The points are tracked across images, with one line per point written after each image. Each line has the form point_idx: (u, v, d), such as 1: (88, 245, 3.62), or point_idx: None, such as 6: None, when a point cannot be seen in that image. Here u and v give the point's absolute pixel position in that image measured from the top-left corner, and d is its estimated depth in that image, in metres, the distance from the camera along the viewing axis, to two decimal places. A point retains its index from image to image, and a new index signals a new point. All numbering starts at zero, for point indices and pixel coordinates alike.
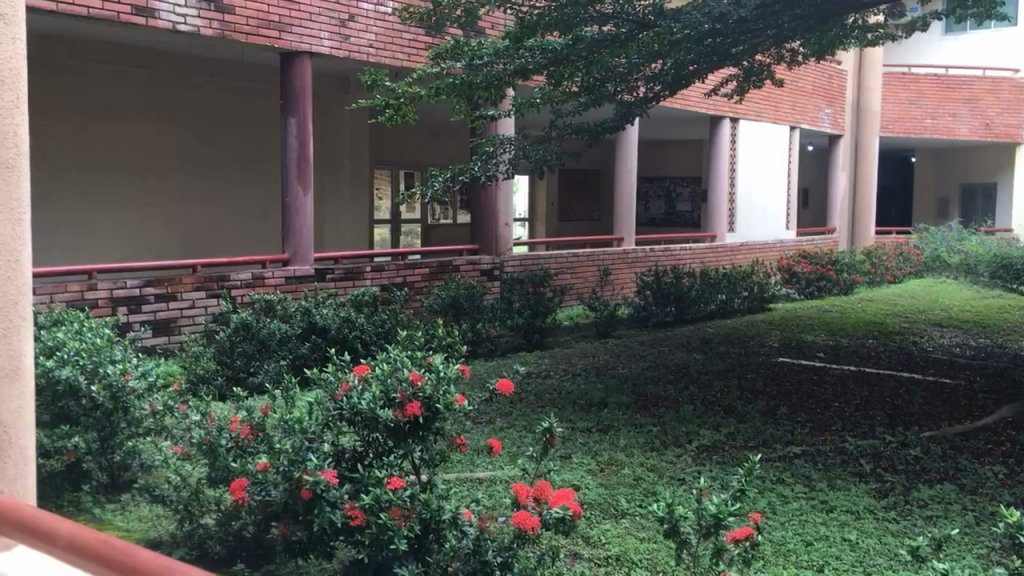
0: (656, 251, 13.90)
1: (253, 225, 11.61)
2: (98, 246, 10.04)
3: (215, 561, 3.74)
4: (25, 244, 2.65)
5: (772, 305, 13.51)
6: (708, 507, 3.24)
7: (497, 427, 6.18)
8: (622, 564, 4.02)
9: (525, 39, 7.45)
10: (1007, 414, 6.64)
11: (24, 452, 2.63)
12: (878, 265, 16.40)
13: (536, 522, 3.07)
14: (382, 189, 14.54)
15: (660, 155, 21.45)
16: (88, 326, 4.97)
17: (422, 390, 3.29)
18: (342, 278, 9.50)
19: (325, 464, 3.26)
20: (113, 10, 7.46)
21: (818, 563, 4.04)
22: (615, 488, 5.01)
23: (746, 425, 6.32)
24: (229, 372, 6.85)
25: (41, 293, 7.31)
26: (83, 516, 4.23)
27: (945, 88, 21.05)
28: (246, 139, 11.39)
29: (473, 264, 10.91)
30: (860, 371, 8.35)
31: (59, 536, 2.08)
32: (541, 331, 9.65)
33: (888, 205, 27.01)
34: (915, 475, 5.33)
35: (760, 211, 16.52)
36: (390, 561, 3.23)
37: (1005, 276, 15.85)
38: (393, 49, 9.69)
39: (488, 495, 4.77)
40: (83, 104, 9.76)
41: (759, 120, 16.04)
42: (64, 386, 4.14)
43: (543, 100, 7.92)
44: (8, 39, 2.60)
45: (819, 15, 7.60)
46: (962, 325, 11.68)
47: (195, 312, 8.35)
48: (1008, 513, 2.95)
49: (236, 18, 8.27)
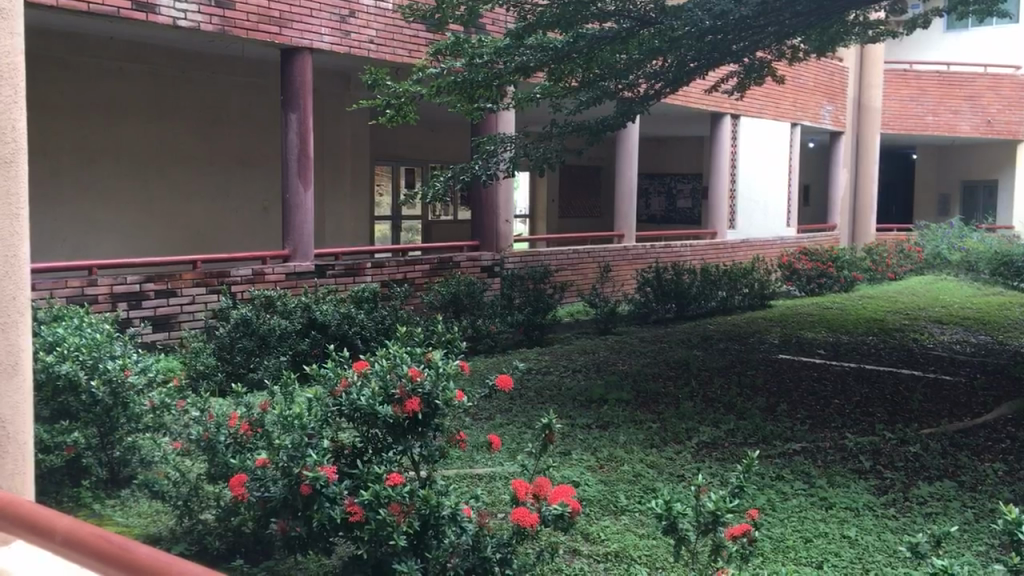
0: (656, 248, 13.90)
1: (254, 220, 11.59)
2: (99, 241, 10.03)
3: (214, 557, 3.75)
4: (23, 239, 2.65)
5: (772, 301, 13.50)
6: (706, 504, 3.24)
7: (497, 423, 6.19)
8: (622, 561, 4.02)
9: (526, 37, 7.40)
10: (1008, 412, 6.65)
11: (23, 446, 2.62)
12: (878, 262, 16.39)
13: (535, 518, 3.07)
14: (382, 185, 14.57)
15: (660, 152, 21.47)
16: (88, 322, 4.97)
17: (421, 386, 3.30)
18: (343, 275, 9.47)
19: (325, 459, 3.27)
20: (113, 6, 7.46)
21: (818, 560, 4.05)
22: (615, 484, 5.01)
23: (746, 422, 6.31)
24: (229, 368, 6.85)
25: (42, 288, 7.32)
26: (84, 511, 4.25)
27: (947, 86, 21.00)
28: (247, 135, 11.39)
29: (474, 260, 10.90)
30: (858, 369, 8.31)
31: (57, 531, 2.08)
32: (541, 327, 9.64)
33: (889, 201, 26.94)
34: (915, 472, 5.34)
35: (761, 208, 16.52)
36: (390, 557, 3.21)
37: (1005, 274, 15.88)
38: (393, 46, 9.67)
39: (488, 491, 4.78)
40: (83, 100, 9.76)
41: (760, 117, 16.03)
42: (65, 380, 4.17)
43: (542, 96, 7.83)
44: (7, 33, 2.61)
45: (820, 11, 7.57)
46: (962, 321, 11.67)
47: (195, 307, 8.34)
48: (1009, 509, 2.92)
49: (236, 14, 8.25)
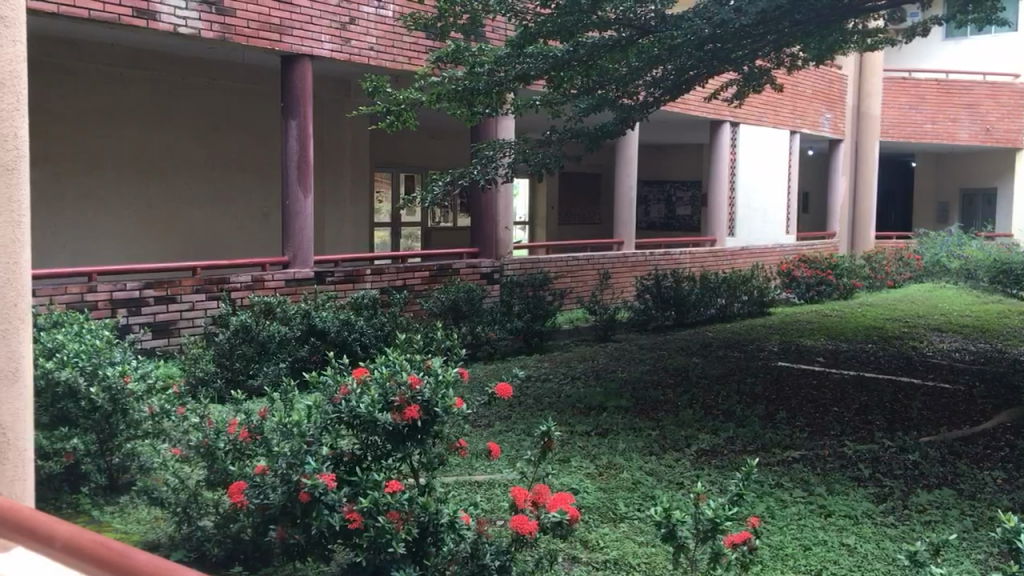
0: (655, 254, 13.93)
1: (253, 227, 11.60)
2: (100, 247, 10.06)
3: (213, 563, 3.75)
4: (24, 245, 2.65)
5: (771, 308, 13.49)
6: (705, 511, 3.24)
7: (496, 430, 6.20)
8: (621, 568, 4.01)
9: (527, 46, 7.44)
10: (1007, 420, 6.66)
11: (23, 453, 2.62)
12: (877, 270, 16.45)
13: (535, 525, 3.06)
14: (382, 191, 14.61)
15: (660, 159, 21.51)
16: (88, 327, 5.00)
17: (420, 393, 3.30)
18: (343, 281, 9.50)
19: (325, 467, 3.24)
20: (115, 13, 7.48)
21: (817, 567, 4.05)
22: (614, 492, 5.00)
23: (745, 429, 6.33)
24: (229, 374, 6.84)
25: (42, 294, 7.32)
26: (83, 517, 4.27)
27: (947, 93, 21.04)
28: (247, 142, 11.42)
29: (474, 266, 10.91)
30: (858, 376, 8.33)
31: (57, 537, 2.08)
32: (541, 334, 9.73)
33: (889, 209, 26.94)
34: (914, 480, 5.34)
35: (760, 216, 16.54)
36: (389, 565, 3.21)
37: (1004, 281, 15.84)
38: (393, 53, 9.70)
39: (488, 497, 4.78)
40: (84, 106, 9.79)
41: (760, 124, 16.07)
42: (64, 387, 4.19)
43: (543, 103, 8.03)
44: (8, 41, 2.61)
45: (820, 19, 7.54)
46: (963, 329, 11.65)
47: (195, 313, 8.35)
48: (1007, 518, 2.94)
49: (237, 21, 8.28)
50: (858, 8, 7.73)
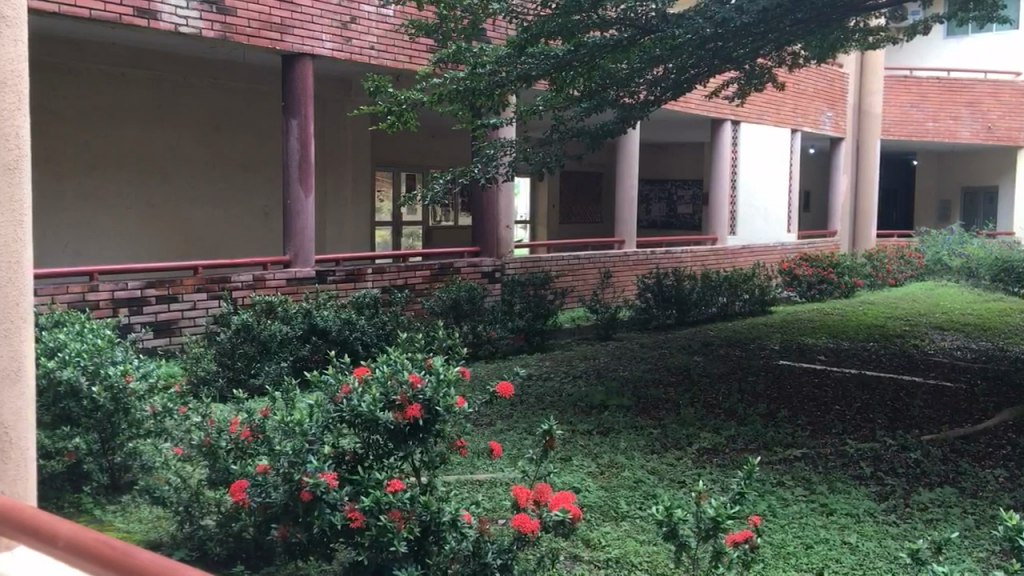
0: (656, 253, 13.93)
1: (254, 226, 11.60)
2: (102, 247, 10.07)
3: (214, 562, 3.76)
4: (26, 245, 2.65)
5: (773, 307, 13.49)
6: (707, 510, 3.24)
7: (498, 428, 6.22)
8: (622, 566, 4.02)
9: (528, 46, 7.41)
10: (1009, 418, 6.64)
11: (24, 452, 2.62)
12: (879, 267, 16.44)
13: (536, 524, 3.06)
14: (383, 190, 14.63)
15: (661, 158, 21.51)
16: (89, 327, 4.99)
17: (421, 392, 3.30)
18: (344, 280, 9.50)
19: (326, 465, 3.24)
20: (115, 12, 7.47)
21: (818, 565, 4.05)
22: (616, 491, 5.01)
23: (746, 428, 6.32)
24: (230, 373, 6.85)
25: (43, 293, 7.32)
26: (85, 517, 4.27)
27: (948, 91, 21.00)
28: (248, 141, 11.42)
29: (475, 265, 10.91)
30: (860, 374, 8.33)
31: (59, 537, 2.07)
32: (542, 333, 9.69)
33: (891, 207, 26.92)
34: (916, 479, 5.33)
35: (761, 214, 16.54)
36: (390, 563, 3.21)
37: (1005, 280, 15.83)
38: (394, 52, 9.70)
39: (489, 496, 4.79)
40: (87, 105, 9.79)
41: (761, 123, 16.05)
42: (66, 387, 4.19)
43: (545, 107, 8.04)
44: (10, 40, 2.61)
45: (820, 17, 7.53)
46: (964, 328, 11.64)
47: (197, 313, 8.36)
48: (1009, 516, 2.91)
49: (238, 20, 8.27)
50: (858, 6, 7.72)
